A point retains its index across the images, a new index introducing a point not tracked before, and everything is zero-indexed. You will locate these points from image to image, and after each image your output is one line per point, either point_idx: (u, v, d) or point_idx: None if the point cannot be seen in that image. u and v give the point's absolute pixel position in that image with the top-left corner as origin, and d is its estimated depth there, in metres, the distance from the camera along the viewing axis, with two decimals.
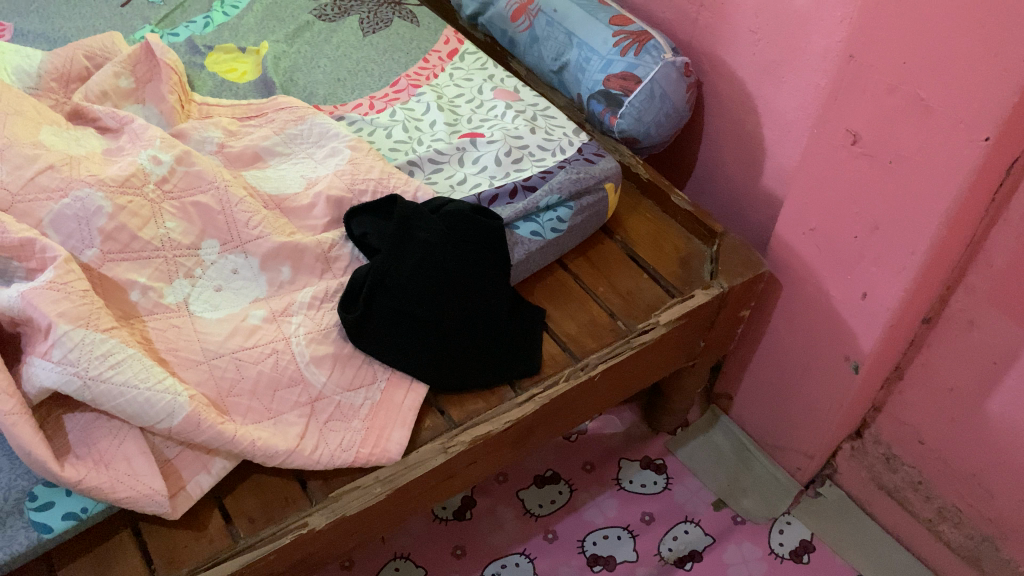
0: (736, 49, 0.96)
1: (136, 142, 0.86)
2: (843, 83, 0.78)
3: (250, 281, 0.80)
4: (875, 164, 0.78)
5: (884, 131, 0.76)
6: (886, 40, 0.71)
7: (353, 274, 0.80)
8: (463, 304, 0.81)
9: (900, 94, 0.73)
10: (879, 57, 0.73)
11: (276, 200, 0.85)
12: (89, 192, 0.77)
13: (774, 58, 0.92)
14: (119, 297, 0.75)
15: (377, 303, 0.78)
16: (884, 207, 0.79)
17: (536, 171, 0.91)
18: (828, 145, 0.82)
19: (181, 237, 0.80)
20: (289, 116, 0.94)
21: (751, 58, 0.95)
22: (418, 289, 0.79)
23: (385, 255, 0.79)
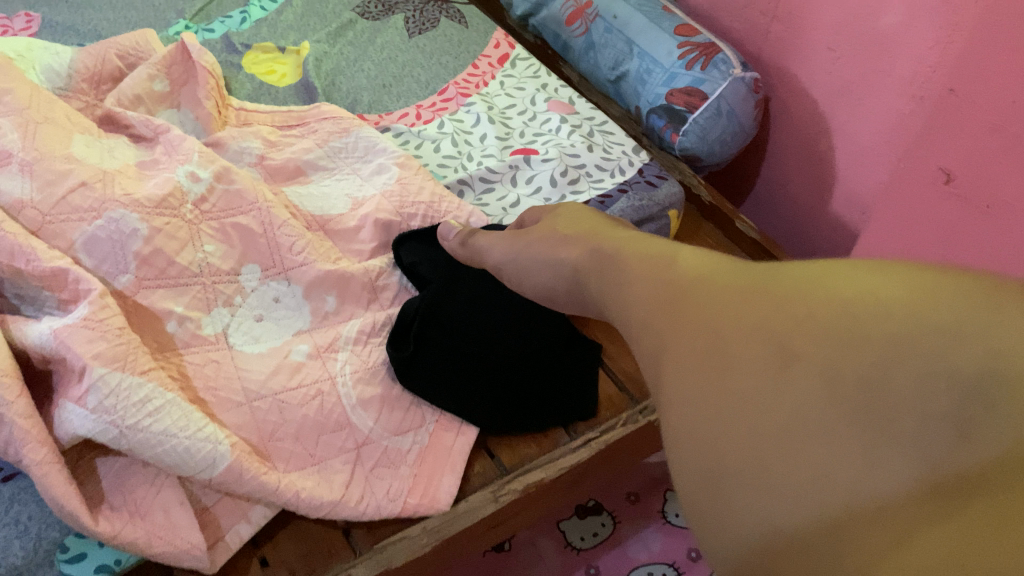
0: (810, 64, 0.90)
1: (173, 155, 0.81)
2: (941, 117, 0.72)
3: (293, 310, 0.75)
4: (969, 208, 0.72)
5: (980, 173, 0.70)
6: (995, 76, 0.65)
7: (404, 305, 0.75)
8: (517, 341, 0.76)
9: (1004, 136, 0.66)
10: (986, 93, 0.67)
11: (320, 221, 0.80)
12: (123, 214, 0.72)
13: (855, 78, 0.85)
14: (155, 328, 0.71)
15: (428, 338, 0.74)
16: (974, 255, 0.73)
17: (594, 194, 0.86)
18: (919, 182, 0.77)
19: (220, 262, 0.76)
20: (333, 126, 0.89)
21: (827, 77, 0.88)
22: (469, 322, 0.75)
23: (436, 287, 0.75)
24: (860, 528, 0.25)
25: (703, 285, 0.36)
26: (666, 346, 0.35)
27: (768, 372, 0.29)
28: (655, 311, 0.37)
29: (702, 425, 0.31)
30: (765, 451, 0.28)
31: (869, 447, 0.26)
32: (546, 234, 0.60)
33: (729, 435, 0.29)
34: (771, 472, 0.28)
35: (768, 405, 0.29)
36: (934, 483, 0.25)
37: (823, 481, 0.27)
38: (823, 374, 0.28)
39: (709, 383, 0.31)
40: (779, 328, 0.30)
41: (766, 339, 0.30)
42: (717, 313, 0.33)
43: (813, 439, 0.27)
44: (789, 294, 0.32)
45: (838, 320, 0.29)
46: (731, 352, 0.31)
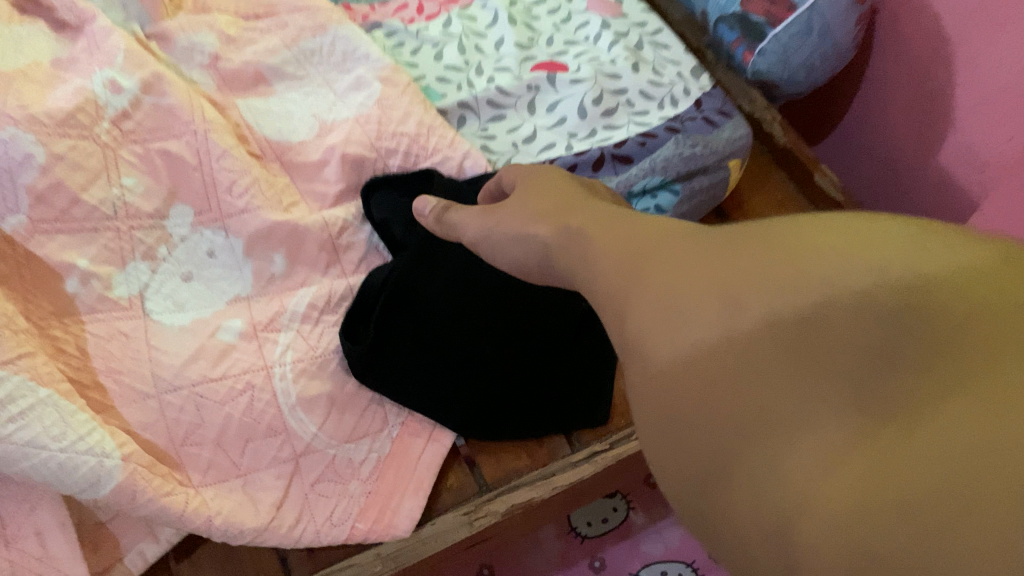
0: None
1: (95, 53, 0.63)
2: None
3: (229, 270, 0.59)
4: None
5: None
6: None
7: (368, 275, 0.59)
8: (510, 332, 0.60)
9: None
10: None
11: (277, 149, 0.64)
12: (16, 132, 0.55)
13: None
14: (51, 287, 0.55)
15: (395, 323, 0.58)
16: None
17: (633, 132, 0.67)
18: None
19: (141, 201, 0.59)
20: (307, 22, 0.70)
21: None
22: (449, 302, 0.59)
23: (409, 256, 0.59)
24: (810, 473, 0.21)
25: (665, 233, 0.31)
26: (619, 279, 0.30)
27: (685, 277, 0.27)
28: (617, 253, 0.32)
29: (636, 352, 0.27)
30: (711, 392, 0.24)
31: (814, 387, 0.22)
32: (519, 210, 0.42)
33: (675, 378, 0.25)
34: (714, 411, 0.24)
35: (704, 312, 0.25)
36: (889, 424, 0.20)
37: (759, 417, 0.22)
38: (777, 291, 0.24)
39: (658, 296, 0.27)
40: (718, 260, 0.27)
41: (700, 265, 0.27)
42: (672, 253, 0.29)
43: (753, 369, 0.23)
44: (739, 237, 0.28)
45: (783, 243, 0.25)
46: (659, 284, 0.28)
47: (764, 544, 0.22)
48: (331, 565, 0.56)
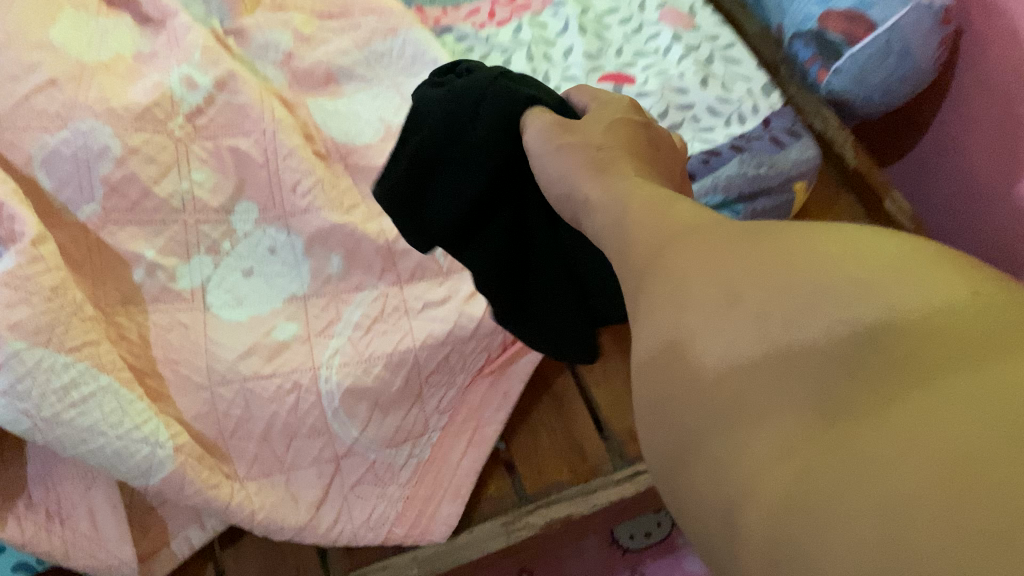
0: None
1: (174, 49, 0.66)
2: None
3: (289, 268, 0.61)
4: None
5: None
6: None
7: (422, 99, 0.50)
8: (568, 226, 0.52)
9: None
10: None
11: (342, 151, 0.65)
12: (94, 124, 0.59)
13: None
14: (118, 275, 0.59)
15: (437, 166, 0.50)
16: None
17: (698, 149, 0.66)
18: None
19: (209, 196, 0.61)
20: (380, 23, 0.70)
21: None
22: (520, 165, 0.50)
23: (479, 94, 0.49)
24: (767, 461, 0.24)
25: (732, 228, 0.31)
26: (689, 312, 0.29)
27: (720, 311, 0.28)
28: (706, 275, 0.29)
29: (678, 399, 0.28)
30: (710, 402, 0.26)
31: (790, 393, 0.24)
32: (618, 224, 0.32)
33: (690, 399, 0.27)
34: (697, 414, 0.27)
35: (730, 339, 0.27)
36: (835, 424, 0.23)
37: (739, 407, 0.25)
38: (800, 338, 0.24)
39: (677, 309, 0.29)
40: (750, 292, 0.27)
41: (723, 283, 0.28)
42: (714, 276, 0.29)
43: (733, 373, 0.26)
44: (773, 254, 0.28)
45: (794, 260, 0.28)
46: (691, 301, 0.29)
47: (712, 507, 0.25)
48: (366, 566, 0.59)
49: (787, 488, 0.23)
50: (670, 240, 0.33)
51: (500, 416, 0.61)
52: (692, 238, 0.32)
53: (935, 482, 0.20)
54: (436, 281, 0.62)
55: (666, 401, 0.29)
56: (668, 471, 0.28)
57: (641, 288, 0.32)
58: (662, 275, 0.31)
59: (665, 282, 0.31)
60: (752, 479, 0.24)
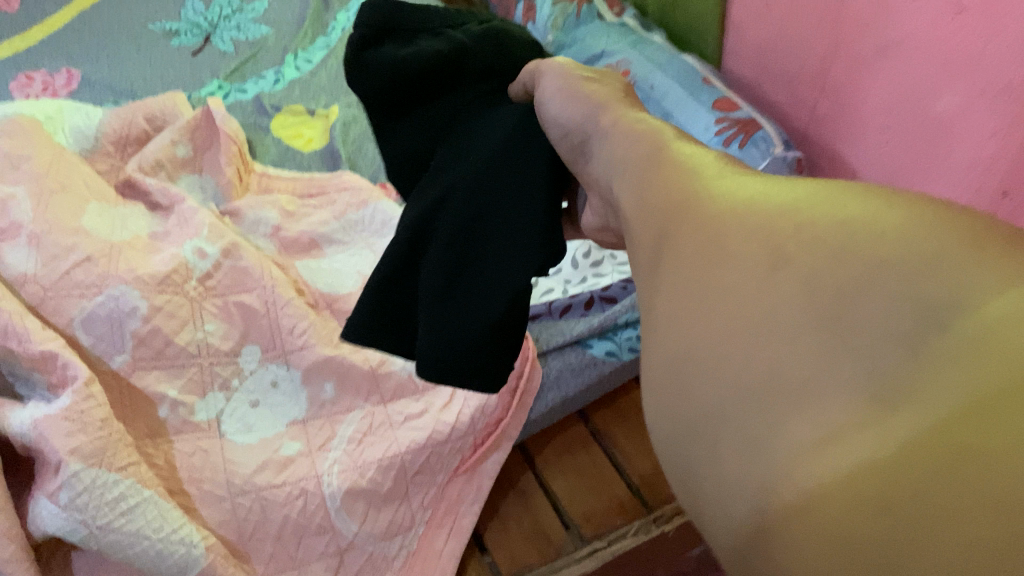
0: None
1: (184, 227, 0.80)
2: None
3: (289, 398, 0.73)
4: None
5: None
6: None
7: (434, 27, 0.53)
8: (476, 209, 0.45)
9: None
10: None
11: (328, 299, 0.79)
12: (124, 290, 0.71)
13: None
14: (146, 413, 0.69)
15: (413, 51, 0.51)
16: None
17: (616, 278, 0.81)
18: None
19: (220, 343, 0.73)
20: (352, 198, 0.88)
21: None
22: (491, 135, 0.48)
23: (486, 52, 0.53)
24: (810, 464, 0.21)
25: (785, 199, 0.27)
26: (723, 277, 0.26)
27: (760, 279, 0.25)
28: (734, 231, 0.27)
29: (698, 377, 0.25)
30: (738, 384, 0.23)
31: (836, 371, 0.21)
32: (633, 134, 0.37)
33: (707, 377, 0.25)
34: (715, 390, 0.24)
35: (725, 292, 0.25)
36: (890, 404, 0.20)
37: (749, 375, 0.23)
38: (804, 280, 0.23)
39: (697, 299, 0.26)
40: (780, 238, 0.25)
41: (761, 242, 0.26)
42: (712, 232, 0.28)
43: (767, 350, 0.23)
44: (796, 211, 0.26)
45: (820, 228, 0.24)
46: (728, 263, 0.26)
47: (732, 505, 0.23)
48: None
49: (842, 486, 0.20)
50: (683, 215, 0.30)
51: (474, 507, 0.74)
52: (711, 209, 0.29)
53: (970, 453, 0.18)
54: (414, 398, 0.74)
55: (677, 378, 0.26)
56: (678, 473, 0.25)
57: (660, 262, 0.29)
58: (681, 250, 0.29)
59: (690, 253, 0.28)
60: (789, 484, 0.21)
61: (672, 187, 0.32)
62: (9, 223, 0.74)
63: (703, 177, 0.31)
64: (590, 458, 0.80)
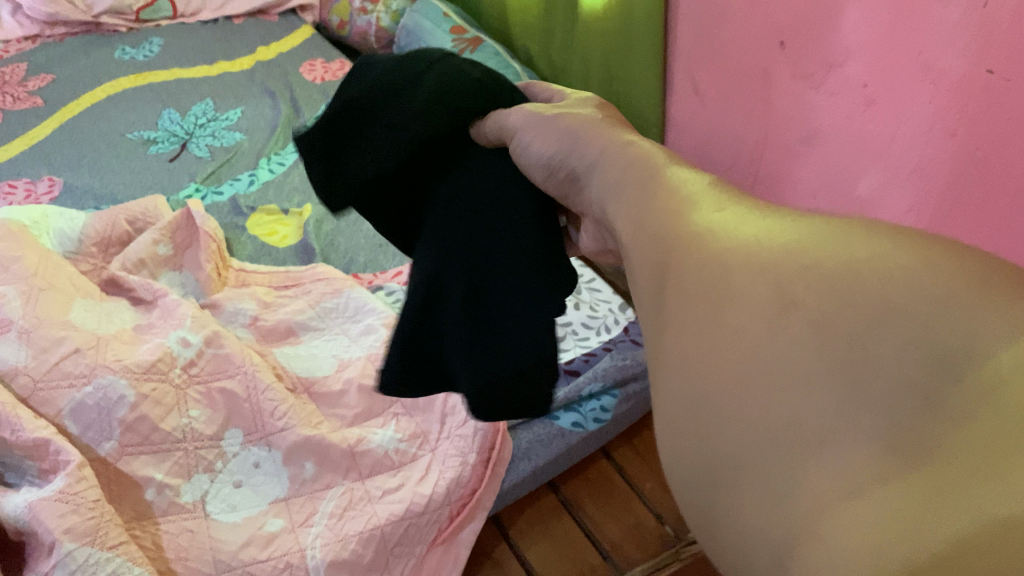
0: (833, 81, 0.82)
1: (167, 319, 0.84)
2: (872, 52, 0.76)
3: (271, 477, 0.76)
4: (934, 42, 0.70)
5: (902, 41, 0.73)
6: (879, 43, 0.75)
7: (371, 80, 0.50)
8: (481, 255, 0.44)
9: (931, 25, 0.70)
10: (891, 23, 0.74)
11: (306, 383, 0.83)
12: (112, 379, 0.74)
13: (882, 81, 0.76)
14: (133, 495, 0.71)
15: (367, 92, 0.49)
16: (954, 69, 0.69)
17: (579, 352, 0.91)
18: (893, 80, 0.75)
19: (204, 427, 0.77)
20: (326, 288, 0.94)
21: (855, 85, 0.80)
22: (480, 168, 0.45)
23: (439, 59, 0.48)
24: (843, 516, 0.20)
25: (793, 237, 0.26)
26: (730, 318, 0.25)
27: (768, 320, 0.24)
28: (739, 268, 0.26)
29: (717, 422, 0.24)
30: (757, 433, 0.23)
31: (856, 421, 0.21)
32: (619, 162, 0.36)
33: (726, 421, 0.23)
34: (733, 434, 0.23)
35: (727, 333, 0.25)
36: (912, 454, 0.20)
37: (765, 422, 0.23)
38: (814, 323, 0.23)
39: (698, 339, 0.25)
40: (781, 274, 0.25)
41: (766, 279, 0.25)
42: (704, 266, 0.27)
43: (785, 398, 0.22)
44: (794, 244, 0.25)
45: (823, 266, 0.24)
46: (731, 305, 0.25)
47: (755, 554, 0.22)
48: None
49: (871, 539, 0.20)
50: (676, 246, 0.29)
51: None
52: (698, 243, 0.28)
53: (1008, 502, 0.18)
54: (391, 473, 0.78)
55: (693, 418, 0.25)
56: (697, 510, 0.25)
57: (666, 291, 0.28)
58: (683, 286, 0.27)
59: (695, 287, 0.27)
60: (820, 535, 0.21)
61: (668, 214, 0.31)
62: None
63: (702, 204, 0.31)
64: (563, 527, 0.83)
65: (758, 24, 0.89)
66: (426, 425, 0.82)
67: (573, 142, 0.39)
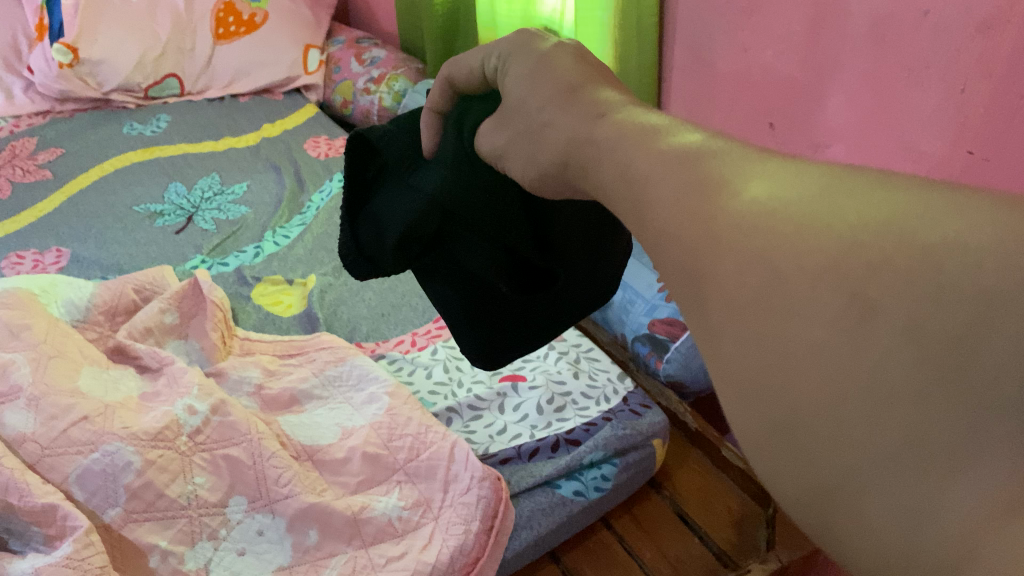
0: (819, 160, 0.88)
1: (173, 387, 0.85)
2: (858, 130, 0.82)
3: (274, 544, 0.76)
4: (914, 116, 0.76)
5: (885, 117, 0.78)
6: (864, 121, 0.81)
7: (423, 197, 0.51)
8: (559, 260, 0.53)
9: (910, 101, 0.75)
10: (870, 99, 0.79)
11: (309, 450, 0.84)
12: (119, 446, 0.75)
13: (867, 158, 0.82)
14: (136, 562, 0.71)
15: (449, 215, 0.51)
16: (939, 141, 0.74)
17: (579, 421, 0.92)
18: (883, 158, 0.81)
19: (208, 494, 0.77)
20: (330, 356, 0.96)
21: (840, 165, 0.86)
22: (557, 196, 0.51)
23: (453, 150, 0.49)
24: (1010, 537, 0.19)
25: (844, 216, 0.23)
26: (797, 331, 0.22)
27: (847, 332, 0.21)
28: (793, 268, 0.23)
29: (814, 445, 0.22)
30: (871, 452, 0.21)
31: (992, 433, 0.20)
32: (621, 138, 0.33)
33: (826, 445, 0.21)
34: (836, 453, 0.21)
35: (801, 340, 0.22)
36: None
37: (874, 441, 0.21)
38: (906, 325, 0.21)
39: (767, 351, 0.23)
40: (843, 267, 0.22)
41: (832, 281, 0.22)
42: (741, 259, 0.24)
43: (896, 413, 0.20)
44: (851, 227, 0.22)
45: (899, 251, 0.21)
46: (798, 312, 0.22)
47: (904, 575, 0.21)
48: None
49: None
50: (704, 230, 0.26)
51: None
52: (724, 230, 0.25)
53: None
54: (394, 540, 0.78)
55: (784, 439, 0.23)
56: (813, 526, 0.23)
57: (705, 299, 0.25)
58: (727, 292, 0.24)
59: (744, 295, 0.24)
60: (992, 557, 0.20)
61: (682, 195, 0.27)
62: (9, 387, 0.78)
63: (723, 174, 0.27)
64: None
65: (746, 107, 0.95)
66: (429, 493, 0.83)
67: (543, 162, 0.39)
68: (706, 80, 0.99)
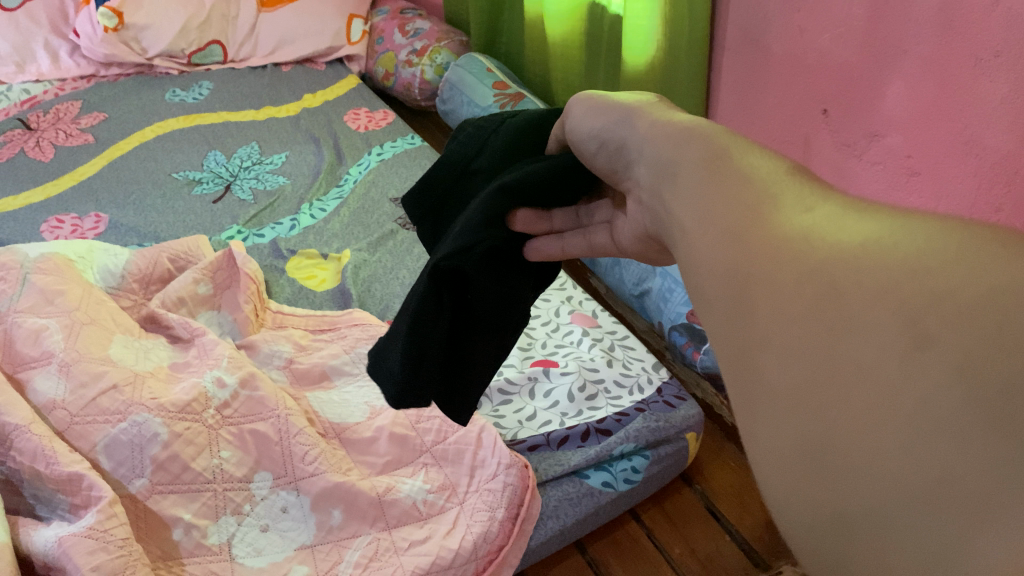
0: (874, 151, 0.84)
1: (204, 358, 0.84)
2: (919, 120, 0.78)
3: (298, 522, 0.76)
4: (981, 108, 0.71)
5: (950, 108, 0.74)
6: (926, 112, 0.77)
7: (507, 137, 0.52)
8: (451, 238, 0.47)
9: (978, 91, 0.71)
10: (933, 88, 0.75)
11: (337, 428, 0.84)
12: (146, 417, 0.74)
13: (926, 153, 0.78)
14: (160, 535, 0.71)
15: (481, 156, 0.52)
16: (1006, 135, 0.70)
17: (610, 410, 0.90)
18: (945, 151, 0.76)
19: (234, 468, 0.76)
20: (362, 333, 0.94)
21: (896, 157, 0.82)
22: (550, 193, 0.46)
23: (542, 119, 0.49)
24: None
25: (913, 241, 0.22)
26: (850, 350, 0.22)
27: (895, 359, 0.21)
28: (852, 284, 0.23)
29: (851, 471, 0.22)
30: (900, 485, 0.21)
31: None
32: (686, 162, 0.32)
33: (861, 469, 0.22)
34: (871, 482, 0.21)
35: (849, 361, 0.22)
36: None
37: (909, 477, 0.21)
38: (959, 366, 0.20)
39: (817, 363, 0.23)
40: (905, 294, 0.21)
41: (889, 305, 0.22)
42: (806, 276, 0.24)
43: (932, 452, 0.20)
44: (922, 251, 0.22)
45: (963, 288, 0.20)
46: (854, 331, 0.22)
47: None
48: None
49: None
50: (765, 244, 0.26)
51: None
52: (791, 245, 0.25)
53: None
54: (418, 524, 0.77)
55: (816, 461, 0.23)
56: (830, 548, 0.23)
57: (755, 306, 0.26)
58: (777, 301, 0.25)
59: (798, 306, 0.24)
60: None
61: (748, 216, 0.28)
62: (41, 353, 0.78)
63: (784, 196, 0.28)
64: None
65: (798, 95, 0.91)
66: (455, 477, 0.81)
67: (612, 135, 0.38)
68: (759, 63, 0.96)
